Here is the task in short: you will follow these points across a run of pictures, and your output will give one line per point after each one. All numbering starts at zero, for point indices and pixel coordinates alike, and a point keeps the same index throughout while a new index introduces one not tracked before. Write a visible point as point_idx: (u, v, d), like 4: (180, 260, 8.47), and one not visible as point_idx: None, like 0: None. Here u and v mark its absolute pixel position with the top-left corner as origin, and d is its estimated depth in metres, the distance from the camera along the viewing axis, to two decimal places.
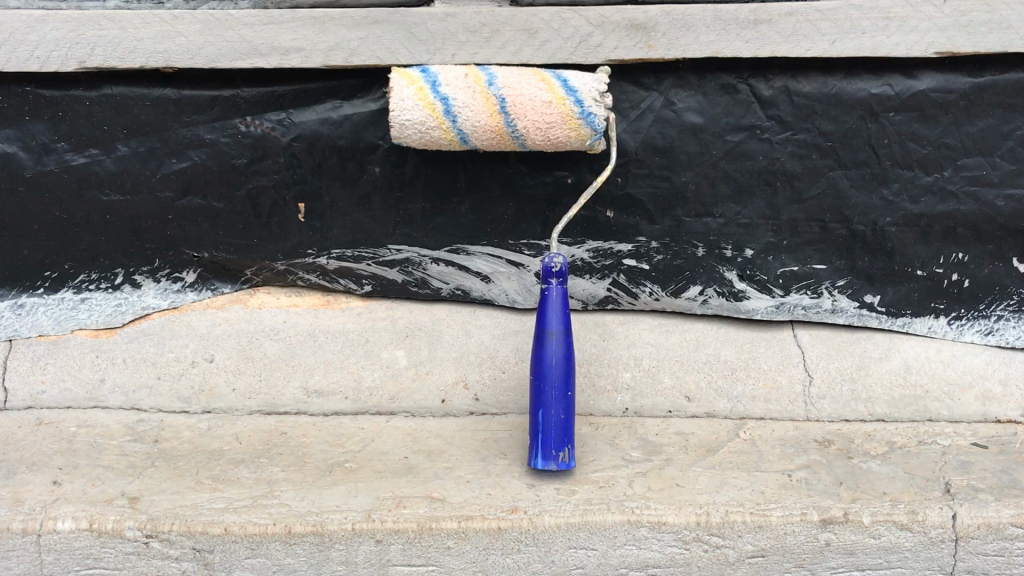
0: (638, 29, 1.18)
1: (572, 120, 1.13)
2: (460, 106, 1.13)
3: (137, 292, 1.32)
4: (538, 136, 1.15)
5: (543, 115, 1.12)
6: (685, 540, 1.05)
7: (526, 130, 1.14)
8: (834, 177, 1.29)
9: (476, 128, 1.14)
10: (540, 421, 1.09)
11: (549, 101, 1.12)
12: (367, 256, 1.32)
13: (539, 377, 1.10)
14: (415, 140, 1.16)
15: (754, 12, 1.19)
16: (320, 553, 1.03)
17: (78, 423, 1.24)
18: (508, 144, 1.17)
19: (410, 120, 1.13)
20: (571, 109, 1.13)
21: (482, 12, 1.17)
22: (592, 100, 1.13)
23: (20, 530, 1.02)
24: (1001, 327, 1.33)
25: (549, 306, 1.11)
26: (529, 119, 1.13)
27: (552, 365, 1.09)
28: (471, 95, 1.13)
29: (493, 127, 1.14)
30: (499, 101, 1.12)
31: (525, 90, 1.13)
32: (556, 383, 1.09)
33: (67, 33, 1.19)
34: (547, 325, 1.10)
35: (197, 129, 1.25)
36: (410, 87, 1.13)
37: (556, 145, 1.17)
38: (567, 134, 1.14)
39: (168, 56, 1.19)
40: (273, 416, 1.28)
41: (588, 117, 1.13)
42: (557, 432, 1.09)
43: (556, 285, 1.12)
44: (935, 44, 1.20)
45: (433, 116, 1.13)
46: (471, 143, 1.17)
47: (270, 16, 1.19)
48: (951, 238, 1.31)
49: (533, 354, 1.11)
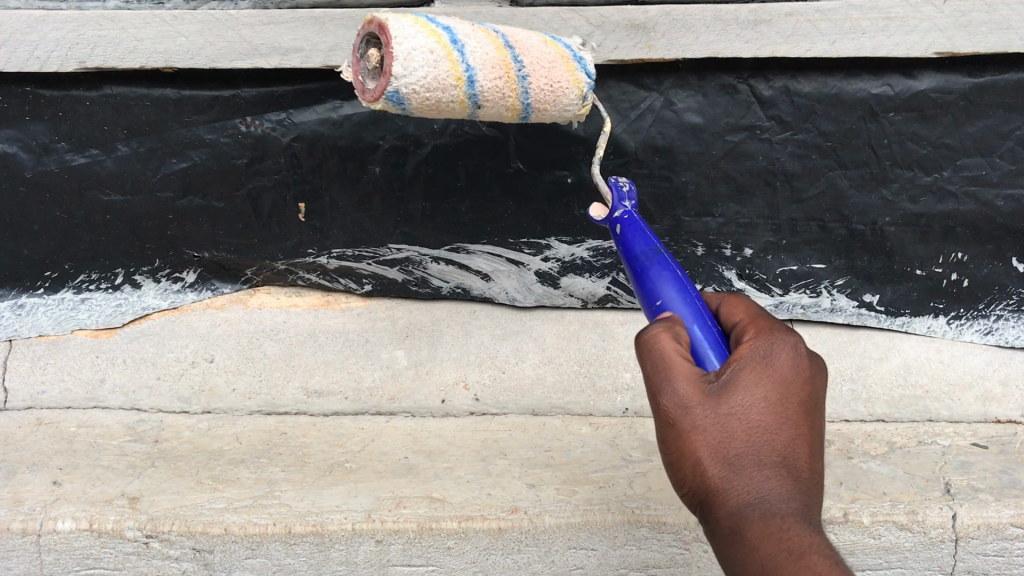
0: (638, 29, 1.14)
1: (570, 62, 0.95)
2: (465, 36, 0.85)
3: (138, 292, 1.34)
4: (542, 75, 0.92)
5: (541, 52, 0.93)
6: (685, 540, 1.06)
7: (531, 67, 0.91)
8: (834, 177, 1.29)
9: (486, 63, 0.86)
10: (697, 339, 0.78)
11: (544, 42, 0.95)
12: (367, 256, 1.34)
13: (659, 302, 0.83)
14: (420, 76, 0.80)
15: (755, 11, 1.14)
16: (320, 552, 1.04)
17: (79, 423, 1.23)
18: (513, 96, 0.90)
19: (416, 47, 0.79)
20: (567, 53, 0.96)
21: (481, 12, 1.13)
22: (578, 49, 1.00)
23: (20, 530, 1.03)
24: (1002, 327, 1.35)
25: (637, 232, 0.90)
26: (530, 54, 0.91)
27: (666, 272, 0.84)
28: (471, 28, 0.87)
29: (501, 62, 0.88)
30: (500, 36, 0.89)
31: (520, 33, 0.93)
32: (676, 288, 0.83)
33: (68, 33, 1.14)
34: (638, 248, 0.87)
35: (197, 129, 1.24)
36: (403, 14, 0.80)
37: (557, 95, 0.94)
38: (568, 78, 0.94)
39: (169, 56, 1.16)
40: (273, 416, 1.27)
41: (582, 62, 0.97)
42: (723, 349, 0.78)
43: (631, 213, 0.92)
44: (935, 44, 1.16)
45: (440, 47, 0.82)
46: (480, 86, 0.86)
47: (270, 17, 1.14)
48: (950, 238, 1.32)
49: (642, 293, 0.86)
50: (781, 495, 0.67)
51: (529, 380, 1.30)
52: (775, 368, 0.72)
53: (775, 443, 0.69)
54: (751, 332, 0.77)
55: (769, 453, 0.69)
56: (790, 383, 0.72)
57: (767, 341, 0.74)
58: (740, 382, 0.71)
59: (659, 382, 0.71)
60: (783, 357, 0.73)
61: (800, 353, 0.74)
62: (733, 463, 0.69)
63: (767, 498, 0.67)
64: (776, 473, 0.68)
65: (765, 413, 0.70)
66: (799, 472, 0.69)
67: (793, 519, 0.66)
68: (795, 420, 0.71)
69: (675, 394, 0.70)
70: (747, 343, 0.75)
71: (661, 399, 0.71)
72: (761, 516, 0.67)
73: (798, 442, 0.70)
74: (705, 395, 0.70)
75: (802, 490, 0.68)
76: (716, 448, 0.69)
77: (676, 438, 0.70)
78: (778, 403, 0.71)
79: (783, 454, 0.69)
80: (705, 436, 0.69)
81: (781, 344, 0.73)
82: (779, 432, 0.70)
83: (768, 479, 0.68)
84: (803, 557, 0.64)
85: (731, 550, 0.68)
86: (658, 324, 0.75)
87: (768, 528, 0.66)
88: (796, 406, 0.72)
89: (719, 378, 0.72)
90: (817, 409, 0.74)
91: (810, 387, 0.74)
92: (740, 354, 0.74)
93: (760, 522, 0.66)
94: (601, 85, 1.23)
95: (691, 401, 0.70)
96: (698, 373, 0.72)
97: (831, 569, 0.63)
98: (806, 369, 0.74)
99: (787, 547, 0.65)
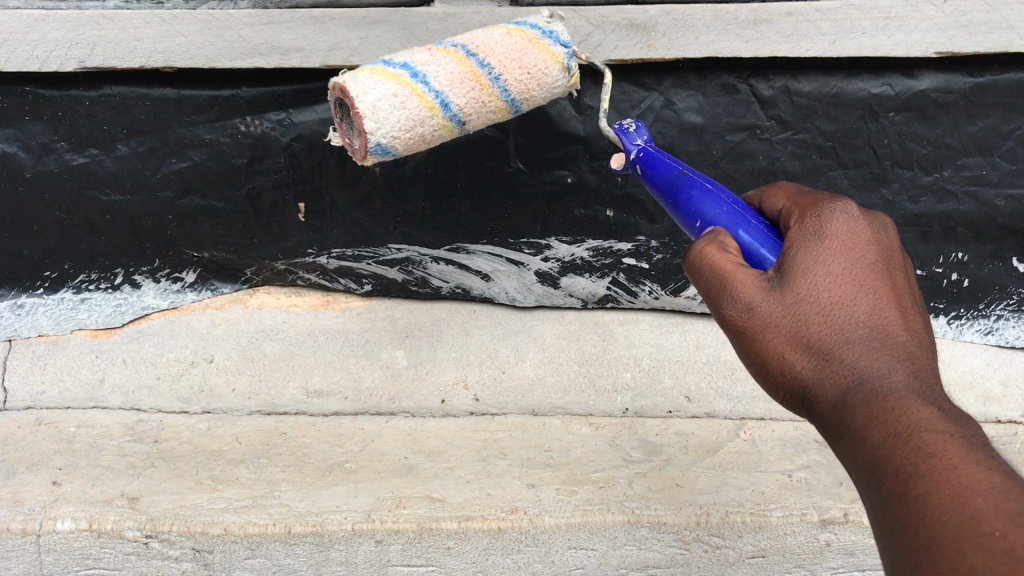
0: (638, 29, 1.13)
1: (538, 42, 0.93)
2: (423, 66, 0.87)
3: (137, 292, 1.35)
4: (516, 72, 0.92)
5: (508, 45, 0.91)
6: (685, 540, 1.06)
7: (502, 68, 0.91)
8: (834, 177, 1.29)
9: (454, 82, 0.88)
10: (747, 244, 0.74)
11: (507, 32, 0.93)
12: (367, 256, 1.35)
13: (698, 221, 0.79)
14: (394, 122, 0.85)
15: (755, 11, 1.13)
16: (320, 552, 1.04)
17: (78, 423, 1.22)
18: (493, 100, 0.92)
19: (380, 97, 0.84)
20: (532, 33, 0.93)
21: (482, 12, 1.10)
22: (547, 22, 0.96)
23: (20, 531, 1.03)
24: (1001, 327, 1.37)
25: (655, 162, 0.87)
26: (497, 54, 0.91)
27: (694, 190, 0.81)
28: (428, 54, 0.89)
29: (468, 73, 0.89)
30: (460, 48, 0.90)
31: (481, 33, 0.93)
32: (708, 201, 0.79)
33: (66, 33, 1.12)
34: (664, 177, 0.84)
35: (197, 129, 1.23)
36: (359, 72, 0.85)
37: (537, 79, 0.94)
38: (541, 58, 0.93)
39: (168, 56, 1.14)
40: (273, 416, 1.27)
41: (553, 36, 0.95)
42: (775, 242, 0.74)
43: (644, 147, 0.90)
44: (935, 45, 1.15)
45: (403, 88, 0.85)
46: (455, 108, 0.89)
47: (269, 16, 1.11)
48: (950, 238, 1.33)
49: (681, 218, 0.82)
50: (881, 370, 0.61)
51: (529, 380, 1.30)
52: (834, 239, 0.67)
53: (858, 316, 0.64)
54: (797, 215, 0.72)
55: (854, 329, 0.63)
56: (855, 247, 0.67)
57: (818, 218, 0.69)
58: (800, 265, 0.67)
59: (716, 296, 0.68)
60: (838, 226, 0.67)
61: (855, 217, 0.68)
62: (818, 351, 0.64)
63: (866, 378, 0.61)
64: (868, 348, 0.62)
65: (840, 289, 0.65)
66: (894, 339, 0.63)
67: (899, 394, 0.60)
68: (875, 288, 0.65)
69: (735, 301, 0.67)
70: (797, 228, 0.70)
71: (724, 311, 0.68)
72: (863, 400, 0.61)
73: (885, 309, 0.64)
74: (768, 290, 0.66)
75: (905, 360, 0.61)
76: (794, 340, 0.65)
77: (752, 345, 0.66)
78: (850, 271, 0.65)
79: (870, 328, 0.63)
80: (779, 330, 0.65)
81: (831, 214, 0.68)
82: (860, 304, 0.64)
83: (862, 357, 0.62)
84: (915, 434, 0.57)
85: (843, 450, 0.63)
86: (699, 241, 0.72)
87: (871, 411, 0.60)
88: (870, 273, 0.66)
89: (779, 270, 0.68)
90: (897, 271, 0.68)
91: (879, 248, 0.68)
92: (793, 238, 0.69)
93: (863, 406, 0.61)
94: (602, 85, 1.22)
95: (753, 300, 0.66)
96: (753, 274, 0.68)
97: (949, 442, 0.56)
98: (869, 232, 0.68)
99: (895, 427, 0.58)
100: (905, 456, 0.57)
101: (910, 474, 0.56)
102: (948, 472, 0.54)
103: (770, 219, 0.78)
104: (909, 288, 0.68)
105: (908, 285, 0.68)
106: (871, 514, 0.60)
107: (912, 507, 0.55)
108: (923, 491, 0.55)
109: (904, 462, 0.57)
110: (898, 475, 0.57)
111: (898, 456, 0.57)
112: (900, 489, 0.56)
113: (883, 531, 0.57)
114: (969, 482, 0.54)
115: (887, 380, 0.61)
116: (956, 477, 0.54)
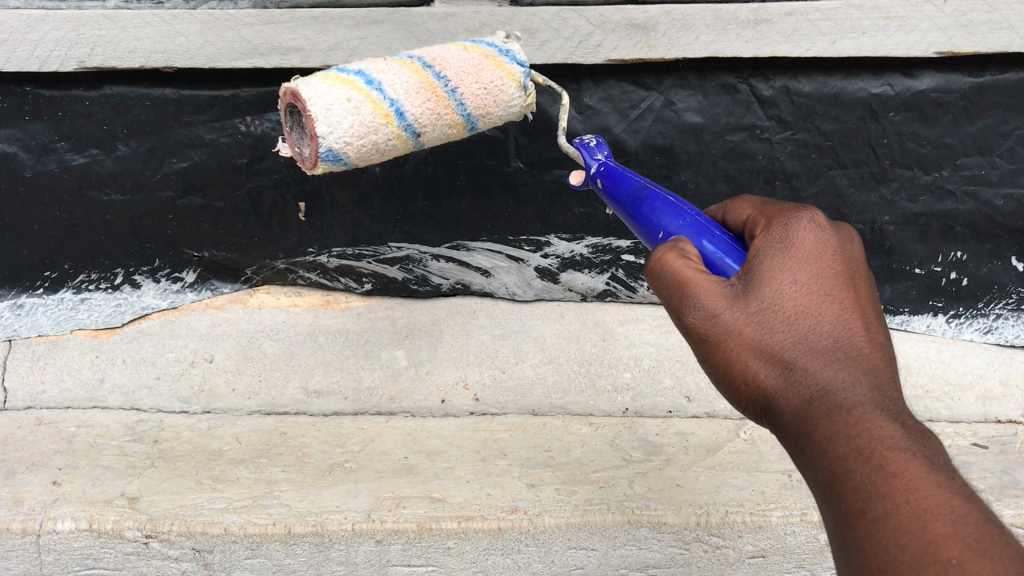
0: (638, 29, 1.13)
1: (494, 59, 0.92)
2: (377, 74, 0.85)
3: (137, 292, 1.36)
4: (474, 85, 0.90)
5: (465, 60, 0.90)
6: (686, 540, 1.06)
7: (460, 80, 0.89)
8: (834, 176, 1.30)
9: (410, 91, 0.86)
10: (711, 254, 0.74)
11: (464, 49, 0.92)
12: (367, 254, 1.35)
13: (661, 233, 0.79)
14: (345, 128, 0.81)
15: (755, 11, 1.12)
16: (320, 552, 1.04)
17: (78, 423, 1.22)
18: (450, 112, 0.89)
19: (333, 101, 0.80)
20: (488, 51, 0.93)
21: (481, 12, 1.10)
22: (503, 42, 0.97)
23: (20, 531, 1.03)
24: (1000, 325, 1.38)
25: (616, 177, 0.88)
26: (454, 67, 0.89)
27: (657, 203, 0.81)
28: (384, 64, 0.87)
29: (424, 84, 0.87)
30: (416, 60, 0.89)
31: (437, 49, 0.92)
32: (670, 213, 0.79)
33: (66, 33, 1.11)
34: (627, 194, 0.85)
35: (197, 129, 1.23)
36: (312, 77, 0.82)
37: (494, 96, 0.92)
38: (498, 74, 0.92)
39: (169, 56, 1.13)
40: (273, 415, 1.26)
41: (510, 54, 0.94)
42: (739, 251, 0.74)
43: (604, 161, 0.91)
44: (935, 45, 1.15)
45: (357, 94, 0.82)
46: (410, 117, 0.86)
47: (269, 16, 1.11)
48: (949, 237, 1.33)
49: (643, 231, 0.83)
50: (844, 384, 0.61)
51: (529, 379, 1.29)
52: (800, 248, 0.67)
53: (822, 327, 0.64)
54: (764, 224, 0.72)
55: (817, 340, 0.63)
56: (820, 258, 0.66)
57: (786, 228, 0.69)
58: (764, 274, 0.67)
59: (680, 303, 0.68)
60: (805, 235, 0.67)
61: (822, 227, 0.68)
62: (781, 361, 0.64)
63: (828, 390, 0.61)
64: (831, 359, 0.62)
65: (803, 302, 0.64)
66: (857, 351, 0.62)
67: (859, 409, 0.59)
68: (840, 299, 0.65)
69: (700, 308, 0.67)
70: (763, 237, 0.70)
71: (687, 317, 0.67)
72: (825, 413, 0.61)
73: (849, 321, 0.64)
74: (732, 299, 0.66)
75: (867, 373, 0.61)
76: (757, 349, 0.64)
77: (715, 352, 0.66)
78: (815, 283, 0.65)
79: (834, 339, 0.63)
80: (742, 338, 0.65)
81: (797, 223, 0.68)
82: (824, 315, 0.64)
83: (825, 368, 0.62)
84: (874, 451, 0.57)
85: (804, 462, 0.63)
86: (663, 248, 0.73)
87: (832, 424, 0.60)
88: (836, 287, 0.65)
89: (744, 277, 0.68)
90: (863, 282, 0.68)
91: (846, 259, 0.68)
92: (759, 246, 0.69)
93: (824, 419, 0.60)
94: (602, 85, 1.22)
95: (716, 307, 0.66)
96: (717, 281, 0.68)
97: (909, 463, 0.56)
98: (836, 243, 0.68)
99: (856, 443, 0.58)
100: (865, 474, 0.57)
101: (869, 496, 0.56)
102: (905, 493, 0.54)
103: (735, 231, 0.78)
104: (874, 299, 0.68)
105: (872, 296, 0.68)
106: (829, 527, 0.60)
107: (873, 528, 0.55)
108: (882, 510, 0.55)
109: (864, 481, 0.56)
110: (858, 493, 0.57)
111: (857, 474, 0.57)
112: (859, 507, 0.56)
113: (842, 550, 0.57)
114: (929, 506, 0.53)
115: (846, 397, 0.60)
116: (916, 500, 0.54)
